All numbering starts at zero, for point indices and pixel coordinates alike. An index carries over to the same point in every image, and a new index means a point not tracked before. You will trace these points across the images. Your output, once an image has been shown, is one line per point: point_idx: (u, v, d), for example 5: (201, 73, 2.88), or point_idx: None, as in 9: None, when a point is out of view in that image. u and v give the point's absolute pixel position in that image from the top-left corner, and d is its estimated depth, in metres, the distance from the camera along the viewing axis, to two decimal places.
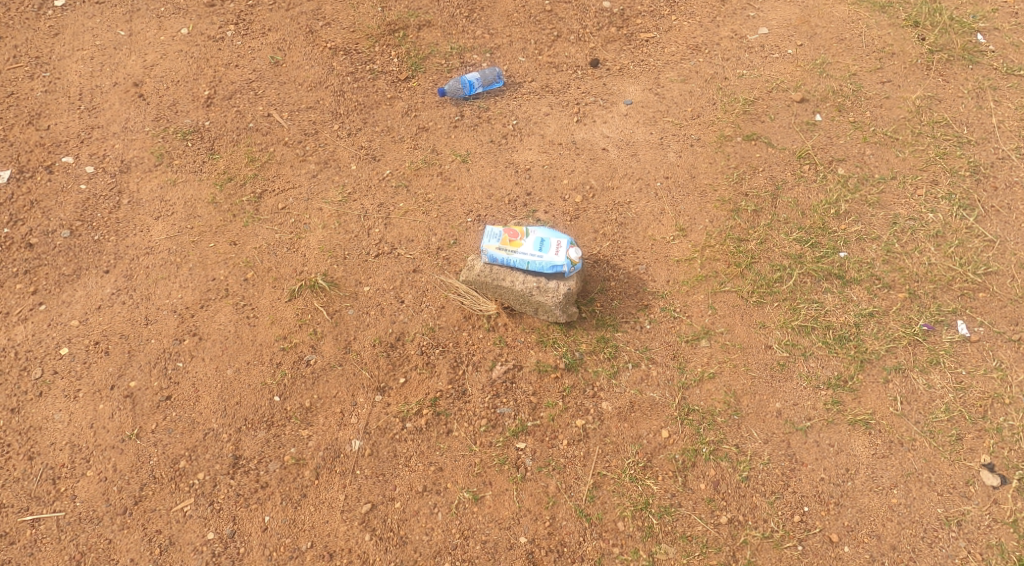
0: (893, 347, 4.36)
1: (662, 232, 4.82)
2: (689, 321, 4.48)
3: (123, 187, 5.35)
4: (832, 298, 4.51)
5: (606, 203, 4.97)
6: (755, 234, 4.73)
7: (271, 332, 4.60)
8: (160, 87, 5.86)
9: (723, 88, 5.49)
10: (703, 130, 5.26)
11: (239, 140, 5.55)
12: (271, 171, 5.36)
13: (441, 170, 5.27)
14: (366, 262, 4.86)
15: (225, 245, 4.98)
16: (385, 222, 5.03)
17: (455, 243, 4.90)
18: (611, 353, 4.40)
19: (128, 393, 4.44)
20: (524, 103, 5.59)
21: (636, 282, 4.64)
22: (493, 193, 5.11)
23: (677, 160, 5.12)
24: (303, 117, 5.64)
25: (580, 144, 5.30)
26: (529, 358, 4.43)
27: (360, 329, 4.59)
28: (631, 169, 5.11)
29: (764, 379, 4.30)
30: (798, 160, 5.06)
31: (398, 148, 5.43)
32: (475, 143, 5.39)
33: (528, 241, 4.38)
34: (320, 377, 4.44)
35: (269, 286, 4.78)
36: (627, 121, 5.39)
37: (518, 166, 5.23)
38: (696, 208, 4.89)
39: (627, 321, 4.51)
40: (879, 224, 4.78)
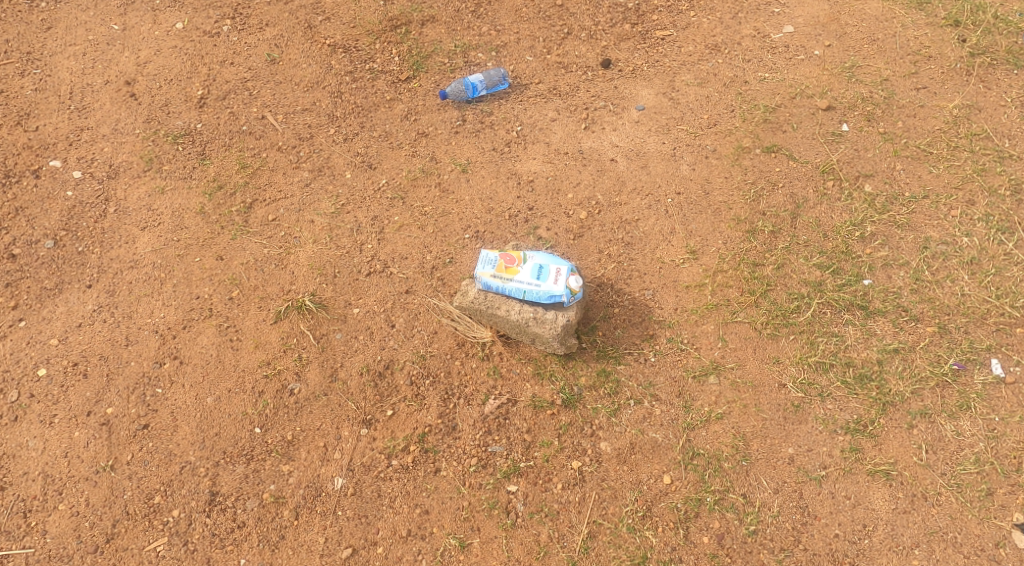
0: (918, 389, 4.08)
1: (672, 254, 4.50)
2: (697, 354, 4.20)
3: (110, 194, 5.05)
4: (854, 331, 4.22)
5: (612, 220, 4.65)
6: (772, 258, 4.42)
7: (254, 356, 4.33)
8: (153, 85, 5.54)
9: (743, 93, 5.13)
10: (720, 141, 4.91)
11: (231, 145, 5.24)
12: (263, 179, 5.06)
13: (439, 180, 4.95)
14: (357, 280, 4.57)
15: (211, 261, 4.69)
16: (378, 237, 4.73)
17: (451, 262, 4.61)
18: (612, 388, 4.13)
19: (104, 420, 4.20)
20: (529, 107, 5.27)
21: (641, 309, 4.35)
22: (493, 206, 4.80)
23: (690, 173, 4.78)
24: (298, 121, 5.34)
25: (587, 154, 4.97)
26: (524, 392, 4.16)
27: (348, 356, 4.33)
28: (641, 183, 4.78)
29: (776, 422, 4.03)
30: (821, 175, 4.71)
31: (396, 155, 5.11)
32: (477, 151, 5.07)
33: (525, 267, 4.08)
34: (304, 408, 4.20)
35: (254, 306, 4.49)
36: (638, 129, 5.05)
37: (520, 177, 4.92)
38: (709, 228, 4.56)
39: (630, 353, 4.23)
40: (907, 249, 4.45)
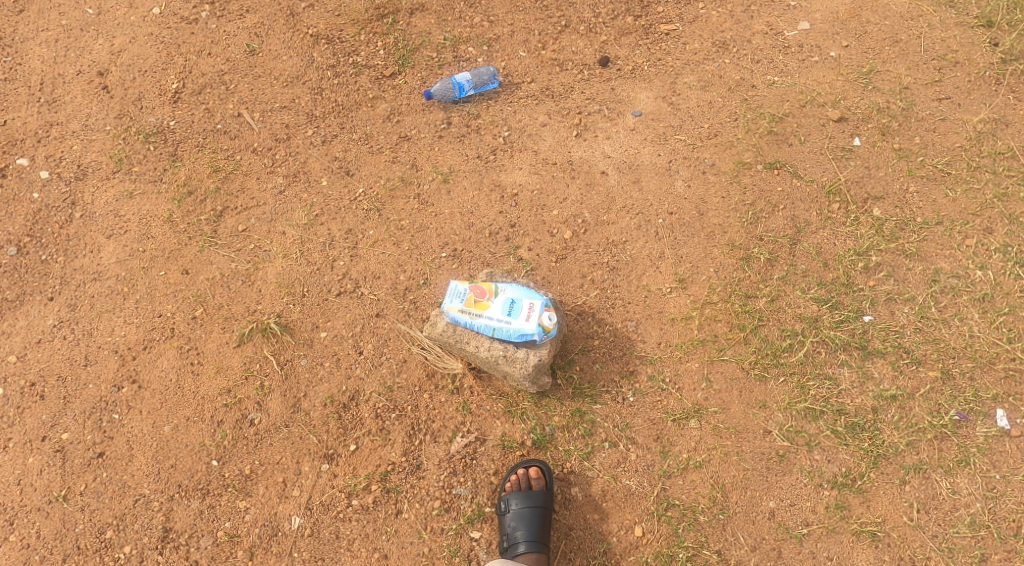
0: (914, 440, 3.83)
1: (659, 281, 4.20)
2: (678, 395, 3.96)
3: (77, 197, 4.74)
4: (849, 374, 3.95)
5: (599, 241, 4.35)
6: (766, 289, 4.13)
7: (215, 383, 4.13)
8: (126, 77, 5.11)
9: (749, 99, 4.73)
10: (720, 154, 4.55)
11: (204, 145, 4.88)
12: (235, 184, 4.74)
13: (419, 191, 4.63)
14: (325, 301, 4.32)
15: (176, 275, 4.45)
16: (351, 253, 4.46)
17: (425, 283, 4.34)
18: (586, 430, 3.93)
19: (59, 447, 4.05)
20: (518, 109, 4.89)
21: (622, 342, 4.09)
22: (474, 222, 4.49)
23: (684, 192, 4.44)
24: (276, 120, 4.95)
25: (577, 164, 4.63)
26: (494, 430, 3.97)
27: (312, 384, 4.11)
28: (631, 200, 4.45)
29: (758, 472, 3.82)
30: (826, 196, 4.36)
31: (375, 161, 4.78)
32: (460, 159, 4.73)
33: (495, 302, 3.82)
34: (263, 440, 4.02)
35: (218, 327, 4.27)
36: (633, 138, 4.69)
37: (504, 190, 4.59)
38: (701, 254, 4.25)
39: (607, 392, 3.99)
40: (914, 281, 4.13)
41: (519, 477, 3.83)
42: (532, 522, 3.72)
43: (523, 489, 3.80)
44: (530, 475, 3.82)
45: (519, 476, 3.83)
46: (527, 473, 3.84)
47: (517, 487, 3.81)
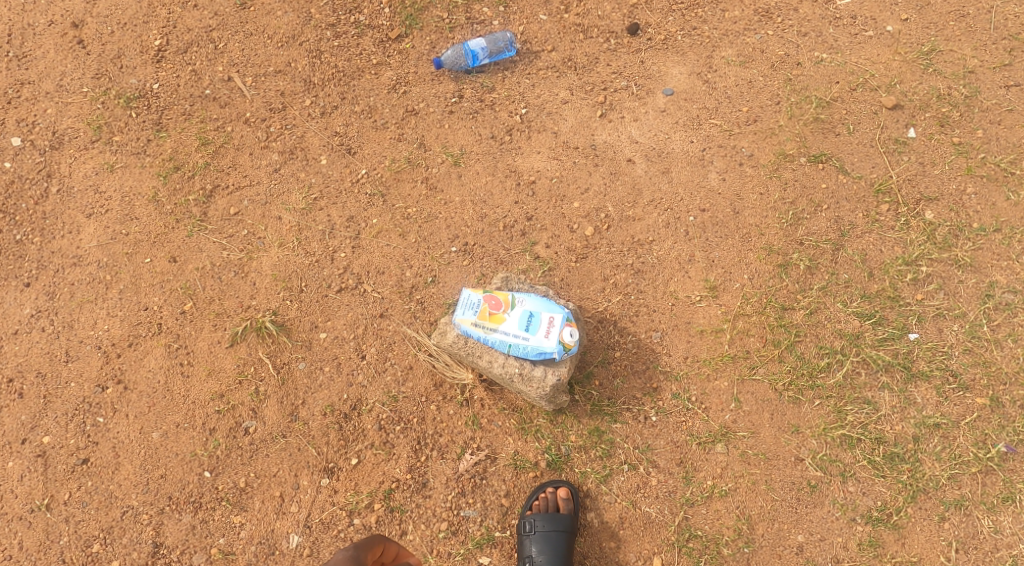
0: (956, 474, 3.56)
1: (688, 288, 3.90)
2: (705, 416, 3.69)
3: (53, 169, 4.31)
4: (889, 398, 3.66)
5: (623, 239, 4.02)
6: (804, 301, 3.82)
7: (206, 387, 3.83)
8: (103, 31, 4.56)
9: (793, 79, 4.30)
10: (759, 144, 4.17)
11: (192, 113, 4.41)
12: (226, 160, 4.31)
13: (427, 173, 4.23)
14: (325, 297, 4.00)
15: (163, 263, 4.10)
16: (353, 243, 4.10)
17: (433, 281, 4.01)
18: (604, 451, 3.67)
19: (40, 451, 3.78)
20: (538, 83, 4.40)
21: (645, 355, 3.81)
22: (487, 212, 4.13)
23: (719, 186, 4.09)
24: (270, 87, 4.46)
25: (601, 150, 4.23)
26: (505, 447, 3.71)
27: (311, 391, 3.83)
28: (660, 194, 4.10)
29: (787, 503, 3.57)
30: (875, 195, 4.01)
31: (379, 138, 4.33)
32: (472, 138, 4.29)
33: (512, 315, 3.48)
34: (259, 450, 3.75)
35: (209, 324, 3.95)
36: (663, 121, 4.28)
37: (521, 176, 4.20)
38: (735, 258, 3.94)
39: (628, 409, 3.72)
40: (966, 295, 3.80)
41: (548, 496, 3.59)
42: (556, 547, 3.52)
43: (550, 511, 3.57)
44: (559, 495, 3.58)
45: (547, 495, 3.59)
46: (556, 493, 3.60)
47: (544, 507, 3.58)
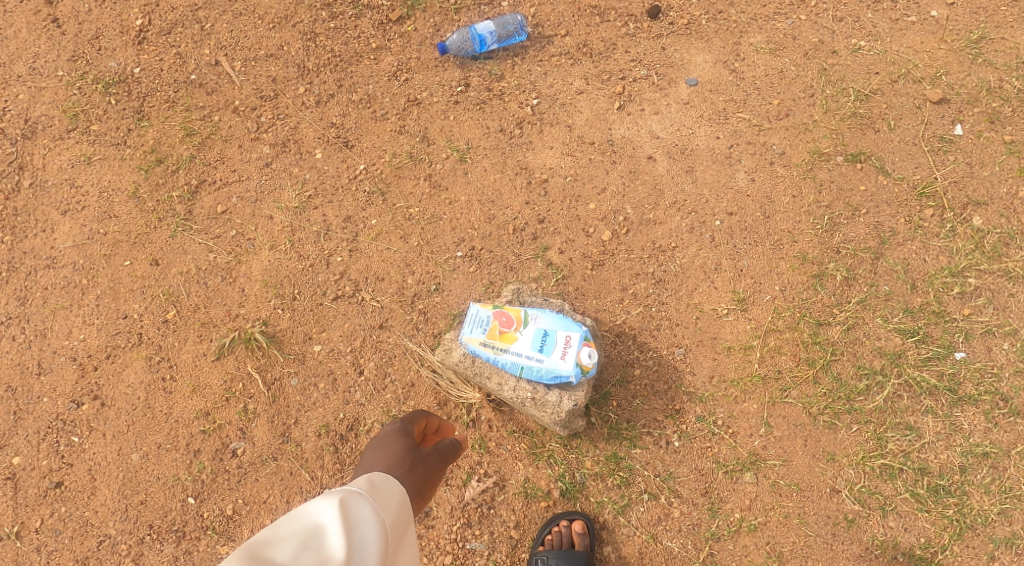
0: (1007, 508, 3.29)
1: (714, 300, 3.60)
2: (732, 441, 3.42)
3: (24, 161, 3.94)
4: (934, 425, 3.38)
5: (643, 245, 3.70)
6: (841, 316, 3.52)
7: (190, 404, 3.52)
8: (80, 8, 4.15)
9: (828, 69, 3.93)
10: (791, 141, 3.82)
11: (176, 101, 4.01)
12: (213, 152, 3.92)
13: (430, 170, 3.86)
14: (319, 306, 3.67)
15: (143, 267, 3.74)
16: (350, 246, 3.76)
17: (436, 289, 3.68)
18: (623, 479, 3.39)
19: (10, 474, 3.48)
20: (550, 70, 4.03)
21: (667, 373, 3.52)
22: (495, 213, 3.78)
23: (747, 187, 3.76)
24: (260, 72, 4.05)
25: (619, 145, 3.88)
26: (515, 474, 3.42)
27: (304, 410, 3.53)
28: (683, 195, 3.77)
29: (822, 539, 3.31)
30: (918, 199, 3.68)
31: (378, 130, 3.94)
32: (479, 131, 3.92)
33: (525, 333, 3.17)
34: (248, 475, 3.46)
35: (193, 335, 3.63)
36: (687, 114, 3.92)
37: (532, 173, 3.84)
38: (765, 268, 3.62)
39: (648, 433, 3.44)
40: (1017, 311, 3.50)
41: (562, 530, 3.31)
42: None
43: (564, 547, 3.29)
44: (574, 530, 3.31)
45: (562, 529, 3.31)
46: (571, 527, 3.32)
47: (558, 542, 3.30)
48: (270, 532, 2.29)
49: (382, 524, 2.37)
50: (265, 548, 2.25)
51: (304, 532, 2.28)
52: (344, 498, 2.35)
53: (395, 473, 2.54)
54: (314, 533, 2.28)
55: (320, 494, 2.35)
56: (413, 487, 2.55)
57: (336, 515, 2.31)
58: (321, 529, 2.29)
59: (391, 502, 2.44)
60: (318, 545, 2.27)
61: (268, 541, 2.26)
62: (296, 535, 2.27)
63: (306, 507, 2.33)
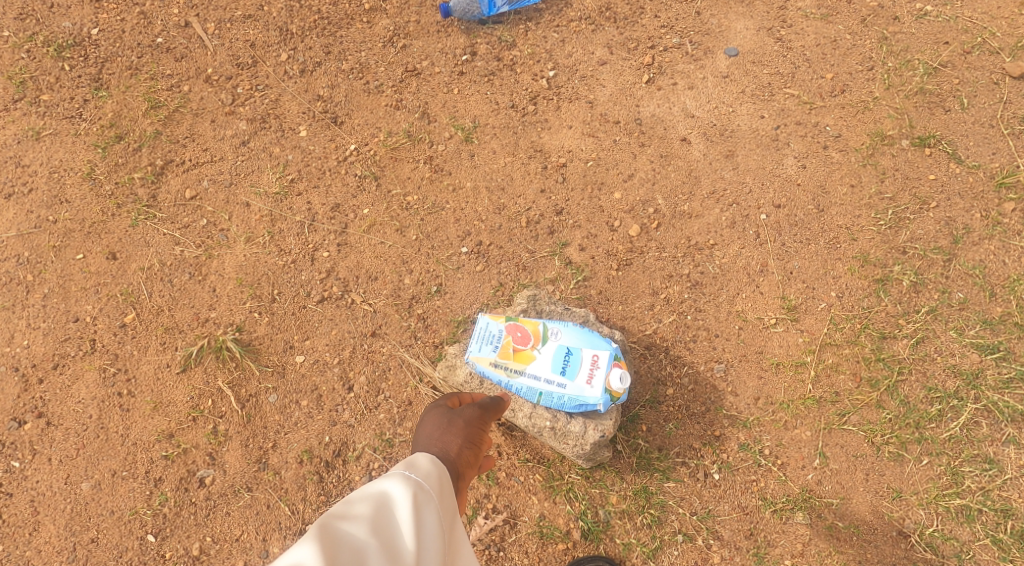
0: None
1: (760, 308, 3.11)
2: (781, 475, 2.97)
3: None
4: (1016, 458, 2.93)
5: (677, 242, 3.19)
6: (909, 329, 3.04)
7: (151, 425, 3.03)
8: None
9: (890, 38, 3.40)
10: (848, 122, 3.29)
11: (139, 67, 3.45)
12: (181, 128, 3.36)
13: (431, 152, 3.34)
14: (302, 310, 3.16)
15: (98, 261, 3.20)
16: (338, 239, 3.23)
17: (437, 291, 3.17)
18: (654, 518, 2.94)
19: None
20: (569, 37, 3.49)
21: (705, 394, 3.05)
22: (506, 203, 3.26)
23: (798, 175, 3.24)
24: (236, 35, 3.51)
25: (648, 125, 3.35)
26: (529, 510, 2.96)
27: (284, 432, 3.05)
28: (724, 183, 3.25)
29: None
30: (997, 190, 3.17)
31: (372, 104, 3.41)
32: (487, 107, 3.40)
33: (544, 352, 2.73)
34: (217, 508, 2.98)
35: (155, 343, 3.12)
36: (728, 89, 3.38)
37: (548, 157, 3.32)
38: (819, 271, 3.13)
39: (683, 464, 2.99)
40: None
41: None
42: None
43: None
44: None
45: None
46: None
47: None
48: (339, 509, 2.06)
49: (448, 527, 2.13)
50: (337, 526, 2.01)
51: (375, 516, 2.05)
52: (415, 483, 2.14)
53: (442, 437, 2.32)
54: (386, 519, 2.06)
55: (392, 475, 2.14)
56: (462, 443, 2.32)
57: (409, 506, 2.08)
58: (392, 517, 2.06)
59: (445, 477, 2.21)
60: (389, 534, 2.04)
61: (339, 519, 2.03)
62: (368, 518, 2.04)
63: (378, 487, 2.11)
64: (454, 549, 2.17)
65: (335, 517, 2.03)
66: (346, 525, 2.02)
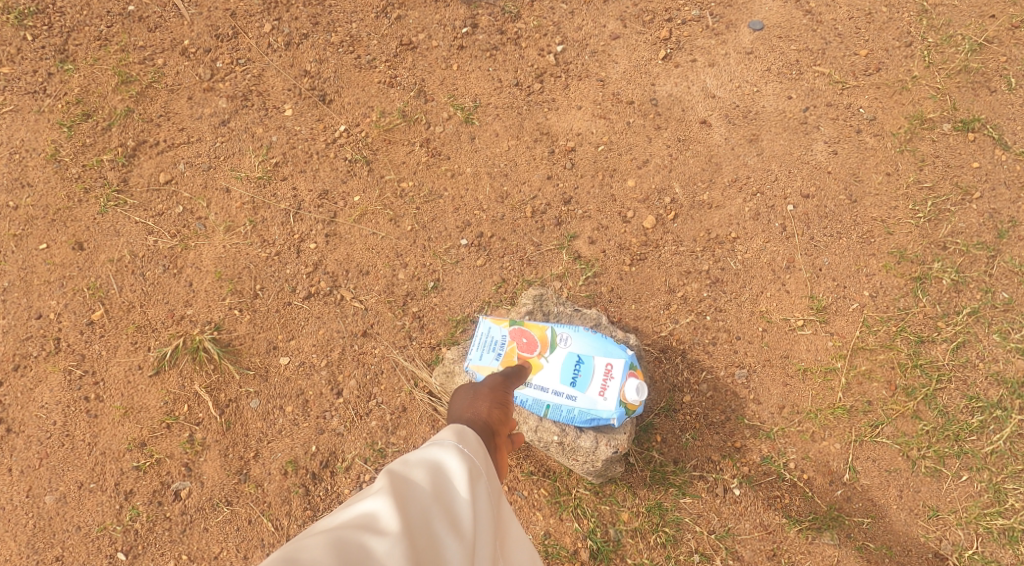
0: None
1: (786, 308, 2.86)
2: (807, 491, 2.73)
3: None
4: None
5: (696, 235, 2.93)
6: (949, 332, 2.80)
7: (122, 432, 2.78)
8: None
9: (929, 11, 3.11)
10: (884, 103, 3.02)
11: (109, 38, 3.15)
12: (155, 106, 3.07)
13: (428, 134, 3.06)
14: (286, 306, 2.89)
15: (63, 251, 2.93)
16: (326, 229, 2.96)
17: (434, 287, 2.90)
18: (669, 536, 2.70)
19: None
20: (579, 8, 3.20)
21: (725, 402, 2.80)
22: (509, 190, 2.99)
23: (829, 161, 2.97)
24: (216, 4, 3.21)
25: (665, 105, 3.07)
26: (533, 527, 2.72)
27: (266, 440, 2.80)
28: (747, 170, 2.97)
29: None
30: None
31: (363, 80, 3.12)
32: (490, 84, 3.11)
33: (552, 360, 2.51)
34: (193, 523, 2.73)
35: (126, 342, 2.86)
36: (752, 66, 3.10)
37: (555, 140, 3.04)
38: (850, 267, 2.88)
39: (702, 478, 2.75)
40: None
41: None
42: None
43: None
44: None
45: None
46: None
47: None
48: (396, 470, 1.79)
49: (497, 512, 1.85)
50: (393, 490, 1.75)
51: (440, 480, 1.78)
52: (469, 447, 1.86)
53: (470, 401, 2.02)
54: (449, 485, 1.79)
55: (449, 442, 1.85)
56: (490, 404, 2.02)
57: (467, 481, 1.80)
58: (447, 489, 1.79)
59: (477, 437, 1.91)
60: (443, 509, 1.76)
61: (398, 483, 1.76)
62: (428, 484, 1.77)
63: (440, 445, 1.84)
64: (507, 518, 1.91)
65: (395, 478, 1.76)
66: (408, 488, 1.75)
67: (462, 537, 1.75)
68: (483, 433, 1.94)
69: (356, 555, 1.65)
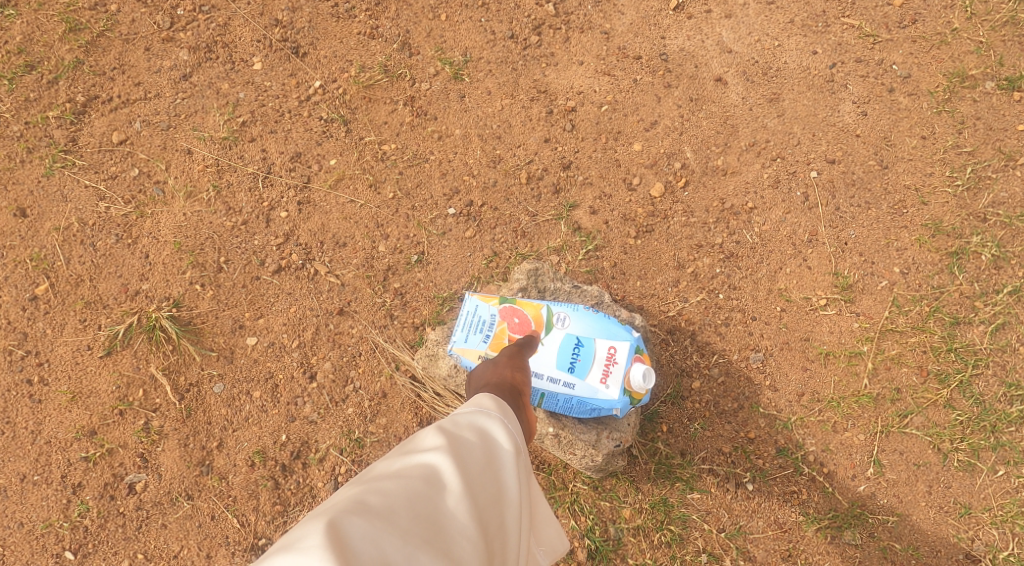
0: None
1: (807, 286, 2.58)
2: (827, 487, 2.47)
3: None
4: None
5: (709, 205, 2.64)
6: (988, 313, 2.53)
7: (69, 419, 2.52)
8: None
9: None
10: (920, 59, 2.70)
11: None
12: (108, 57, 2.75)
13: (413, 91, 2.75)
14: (254, 281, 2.61)
15: (3, 219, 2.64)
16: (299, 196, 2.67)
17: (419, 261, 2.63)
18: (675, 536, 2.45)
19: None
20: None
21: (739, 389, 2.53)
22: (502, 154, 2.70)
23: (857, 124, 2.67)
24: None
25: (676, 61, 2.75)
26: None
27: (231, 429, 2.53)
28: (766, 134, 2.68)
29: None
30: None
31: (340, 30, 2.78)
32: (480, 35, 2.78)
33: (546, 346, 2.24)
34: (150, 519, 2.48)
35: (74, 320, 2.58)
36: (775, 16, 2.75)
37: (553, 98, 2.74)
38: (879, 242, 2.59)
39: (712, 472, 2.48)
40: None
41: None
42: None
43: None
44: None
45: None
46: None
47: None
48: (449, 430, 1.67)
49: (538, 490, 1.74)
50: (450, 453, 1.63)
51: (492, 441, 1.68)
52: (510, 411, 1.76)
53: (491, 367, 1.93)
54: (499, 450, 1.68)
55: (495, 409, 1.74)
56: (513, 368, 1.94)
57: (516, 450, 1.69)
58: (497, 453, 1.67)
59: (506, 397, 1.81)
60: (496, 478, 1.65)
61: (452, 441, 1.65)
62: (481, 445, 1.67)
63: (488, 405, 1.74)
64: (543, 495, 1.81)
65: (450, 434, 1.66)
66: (464, 445, 1.65)
67: (516, 500, 1.64)
68: (509, 393, 1.83)
69: (418, 508, 1.55)
